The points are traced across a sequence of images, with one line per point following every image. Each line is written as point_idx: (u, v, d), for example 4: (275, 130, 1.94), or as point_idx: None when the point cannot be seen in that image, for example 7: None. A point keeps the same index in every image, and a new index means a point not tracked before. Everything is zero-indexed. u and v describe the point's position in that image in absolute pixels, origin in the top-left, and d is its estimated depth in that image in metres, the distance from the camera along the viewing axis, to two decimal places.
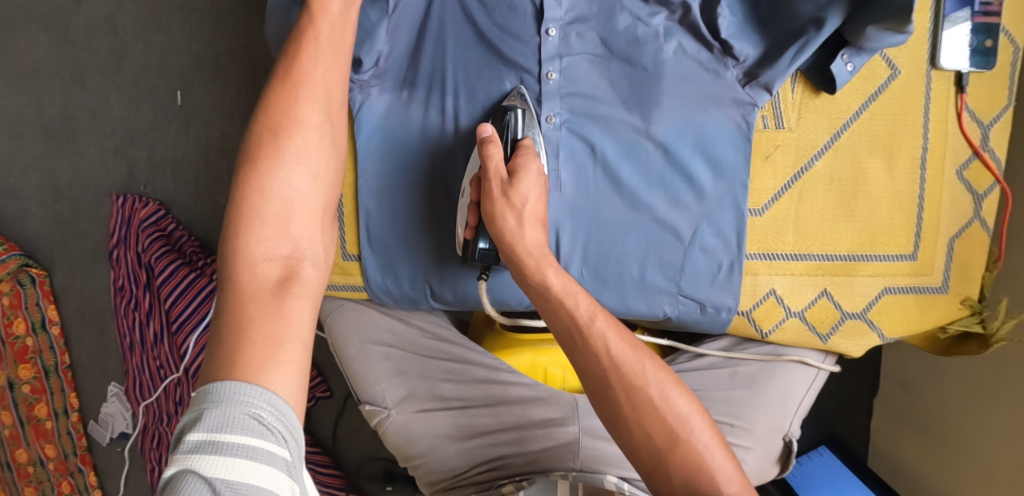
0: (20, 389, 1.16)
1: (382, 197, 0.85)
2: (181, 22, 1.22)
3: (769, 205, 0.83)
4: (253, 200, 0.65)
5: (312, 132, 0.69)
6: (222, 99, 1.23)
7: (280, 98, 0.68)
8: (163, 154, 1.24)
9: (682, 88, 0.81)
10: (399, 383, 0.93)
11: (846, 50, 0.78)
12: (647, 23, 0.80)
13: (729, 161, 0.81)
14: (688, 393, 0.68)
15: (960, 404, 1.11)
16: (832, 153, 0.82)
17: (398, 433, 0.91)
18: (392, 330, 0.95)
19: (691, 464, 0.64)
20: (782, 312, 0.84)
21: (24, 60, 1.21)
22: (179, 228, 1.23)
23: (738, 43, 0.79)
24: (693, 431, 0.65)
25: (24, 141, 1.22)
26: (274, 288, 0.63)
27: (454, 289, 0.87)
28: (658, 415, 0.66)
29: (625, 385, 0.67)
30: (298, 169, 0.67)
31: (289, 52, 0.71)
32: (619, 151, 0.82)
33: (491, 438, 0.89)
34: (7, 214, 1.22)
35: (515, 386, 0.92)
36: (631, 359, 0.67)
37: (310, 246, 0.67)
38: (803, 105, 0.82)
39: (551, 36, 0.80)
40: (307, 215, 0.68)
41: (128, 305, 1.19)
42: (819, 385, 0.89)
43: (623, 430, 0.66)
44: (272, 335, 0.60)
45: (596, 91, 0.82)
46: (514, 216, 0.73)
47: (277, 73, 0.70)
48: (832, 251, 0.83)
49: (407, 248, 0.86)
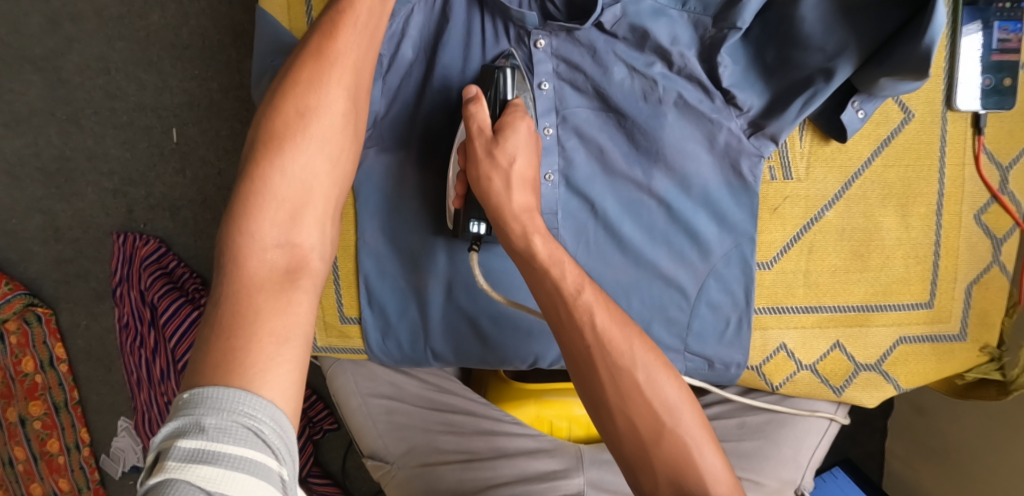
0: (31, 426, 1.18)
1: (382, 263, 0.83)
2: (173, 60, 1.20)
3: (778, 258, 0.81)
4: (270, 178, 0.61)
5: (334, 118, 0.65)
6: (218, 137, 1.22)
7: (309, 78, 0.65)
8: (161, 194, 1.22)
9: (685, 143, 0.78)
10: (400, 436, 0.90)
11: (857, 98, 0.75)
12: (643, 74, 0.77)
13: (736, 217, 0.79)
14: (678, 380, 0.60)
15: (979, 435, 1.07)
16: (843, 202, 0.81)
17: (400, 488, 0.88)
18: (392, 383, 0.93)
19: (678, 455, 0.57)
20: (794, 365, 0.82)
21: (19, 103, 1.19)
22: (180, 265, 1.22)
23: (740, 93, 0.76)
24: (683, 421, 0.58)
25: (23, 183, 1.20)
26: (281, 277, 0.59)
27: (456, 349, 0.84)
28: (642, 399, 0.58)
29: (609, 364, 0.59)
30: (315, 157, 0.64)
31: (322, 30, 0.67)
32: (620, 208, 0.79)
33: (498, 491, 0.84)
34: (10, 255, 1.21)
35: (519, 439, 0.90)
36: (619, 337, 0.60)
37: (318, 237, 0.63)
38: (813, 154, 0.80)
39: (545, 89, 0.77)
40: (319, 206, 0.64)
41: (133, 343, 1.18)
42: (831, 435, 0.85)
43: (604, 417, 0.59)
44: (279, 327, 0.56)
45: (597, 148, 0.79)
46: (501, 178, 0.66)
47: (308, 49, 0.66)
48: (845, 302, 0.82)
49: (405, 314, 0.84)
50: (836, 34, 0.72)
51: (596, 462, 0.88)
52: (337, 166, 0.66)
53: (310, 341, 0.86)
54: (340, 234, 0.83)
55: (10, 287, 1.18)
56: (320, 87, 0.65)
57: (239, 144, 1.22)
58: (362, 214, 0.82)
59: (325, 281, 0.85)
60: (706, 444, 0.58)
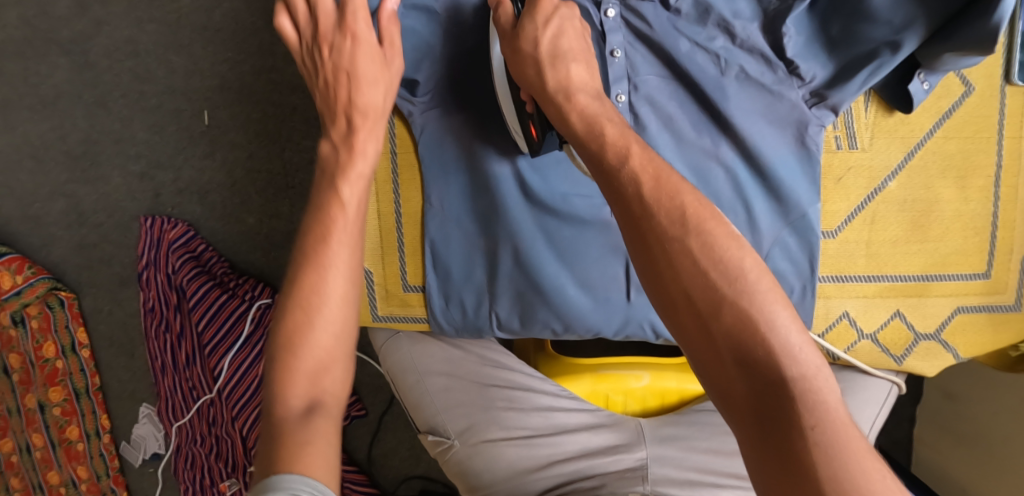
0: (51, 412, 1.26)
1: (447, 227, 0.83)
2: (204, 43, 1.29)
3: (842, 227, 0.82)
4: (290, 346, 0.60)
5: (341, 276, 0.63)
6: (248, 121, 1.30)
7: (311, 247, 0.64)
8: (190, 178, 1.31)
9: (751, 113, 0.78)
10: (460, 414, 0.90)
11: (921, 71, 0.77)
12: (706, 49, 0.78)
13: (799, 188, 0.79)
14: (743, 245, 0.50)
15: (1011, 417, 1.09)
16: (905, 173, 0.82)
17: (460, 464, 0.89)
18: (449, 357, 0.93)
19: (743, 329, 0.47)
20: (854, 335, 0.83)
21: (46, 85, 1.30)
22: (208, 249, 1.32)
23: (804, 63, 0.77)
24: (754, 290, 0.48)
25: (48, 166, 1.31)
26: (301, 418, 0.58)
27: (522, 317, 0.83)
28: (695, 268, 0.49)
29: (660, 238, 0.51)
30: (331, 312, 0.62)
31: (319, 190, 0.68)
32: (689, 175, 0.80)
33: (561, 468, 0.86)
34: (35, 240, 1.32)
35: (576, 415, 0.91)
36: (668, 204, 0.51)
37: (337, 380, 0.62)
38: (876, 125, 0.81)
39: (617, 57, 0.78)
40: (340, 352, 0.62)
41: (159, 327, 1.30)
42: (892, 403, 0.86)
43: (655, 289, 0.51)
44: (303, 443, 0.56)
45: (667, 116, 0.80)
46: (535, 66, 0.66)
47: (311, 218, 0.66)
48: (905, 272, 0.83)
49: (471, 281, 0.84)
50: (903, 9, 0.73)
51: (658, 438, 0.89)
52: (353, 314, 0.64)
53: (371, 310, 0.87)
54: (405, 202, 0.84)
55: (32, 272, 1.27)
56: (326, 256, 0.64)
57: (270, 127, 1.30)
58: (429, 178, 0.82)
59: (388, 249, 0.86)
60: (782, 315, 0.48)
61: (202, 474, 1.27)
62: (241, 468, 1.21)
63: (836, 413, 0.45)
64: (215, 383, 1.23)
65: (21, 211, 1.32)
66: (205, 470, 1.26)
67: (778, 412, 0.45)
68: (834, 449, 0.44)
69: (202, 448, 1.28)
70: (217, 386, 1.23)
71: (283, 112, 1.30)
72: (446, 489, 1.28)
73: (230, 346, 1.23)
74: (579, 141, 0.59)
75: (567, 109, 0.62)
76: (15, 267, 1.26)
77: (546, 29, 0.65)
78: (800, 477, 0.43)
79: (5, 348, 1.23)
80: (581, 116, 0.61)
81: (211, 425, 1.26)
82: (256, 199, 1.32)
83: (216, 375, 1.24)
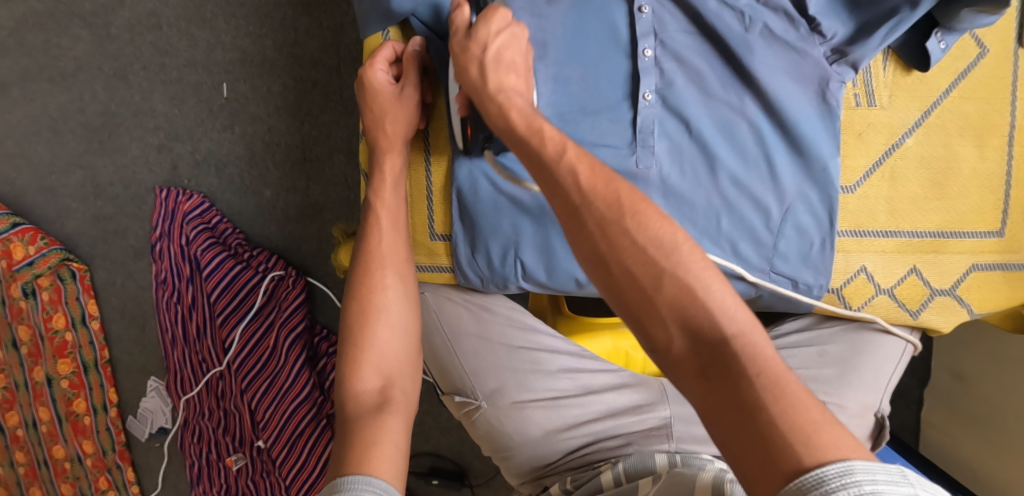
0: (59, 385, 1.27)
1: (473, 174, 0.85)
2: (227, 17, 1.28)
3: (861, 183, 0.84)
4: (360, 352, 0.77)
5: (394, 293, 0.82)
6: (269, 94, 1.30)
7: (361, 275, 0.82)
8: (208, 149, 1.32)
9: (776, 69, 0.80)
10: (488, 376, 0.92)
11: (939, 30, 0.79)
12: (733, 6, 0.80)
13: (822, 143, 0.81)
14: (674, 224, 0.59)
15: (1018, 390, 1.10)
16: (923, 130, 0.84)
17: (488, 425, 0.91)
18: (477, 317, 0.94)
19: (682, 297, 0.54)
20: (872, 289, 0.85)
21: (67, 57, 1.31)
22: (223, 221, 1.33)
23: (826, 20, 0.79)
24: (684, 260, 0.56)
25: (65, 137, 1.33)
26: (373, 407, 0.73)
27: (547, 266, 0.85)
28: (635, 246, 0.57)
29: (597, 219, 0.59)
30: (389, 325, 0.80)
31: (360, 237, 0.85)
32: (713, 128, 0.81)
33: (588, 428, 0.89)
34: (49, 212, 1.33)
35: (602, 376, 0.93)
36: (603, 191, 0.60)
37: (403, 379, 0.77)
38: (896, 84, 0.83)
39: (645, 13, 0.81)
40: (399, 360, 0.78)
41: (170, 298, 1.31)
42: (907, 360, 0.90)
43: (601, 271, 0.59)
44: (368, 438, 0.68)
45: (693, 71, 0.81)
46: (477, 66, 0.74)
47: (358, 256, 0.84)
48: (922, 228, 0.85)
49: (496, 231, 0.85)
50: None
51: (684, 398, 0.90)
52: (407, 332, 0.81)
53: None
54: (434, 150, 0.89)
55: (45, 243, 1.28)
56: (378, 286, 0.81)
57: (291, 101, 1.30)
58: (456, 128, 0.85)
59: (417, 200, 0.90)
60: (715, 284, 0.55)
61: (210, 446, 1.29)
62: (250, 442, 1.26)
63: (773, 364, 0.51)
64: (225, 355, 1.26)
65: (37, 182, 1.33)
66: (213, 442, 1.29)
67: (721, 359, 0.51)
68: (777, 390, 0.48)
69: (209, 422, 1.30)
70: (227, 359, 1.26)
71: (304, 87, 1.29)
72: (455, 467, 1.33)
73: (242, 316, 1.27)
74: (522, 138, 0.68)
75: (507, 107, 0.71)
76: (28, 238, 1.27)
77: (494, 39, 0.75)
78: (744, 415, 0.48)
79: (15, 319, 1.25)
80: (519, 115, 0.70)
81: (219, 399, 1.29)
82: (273, 171, 1.32)
83: (227, 347, 1.26)
